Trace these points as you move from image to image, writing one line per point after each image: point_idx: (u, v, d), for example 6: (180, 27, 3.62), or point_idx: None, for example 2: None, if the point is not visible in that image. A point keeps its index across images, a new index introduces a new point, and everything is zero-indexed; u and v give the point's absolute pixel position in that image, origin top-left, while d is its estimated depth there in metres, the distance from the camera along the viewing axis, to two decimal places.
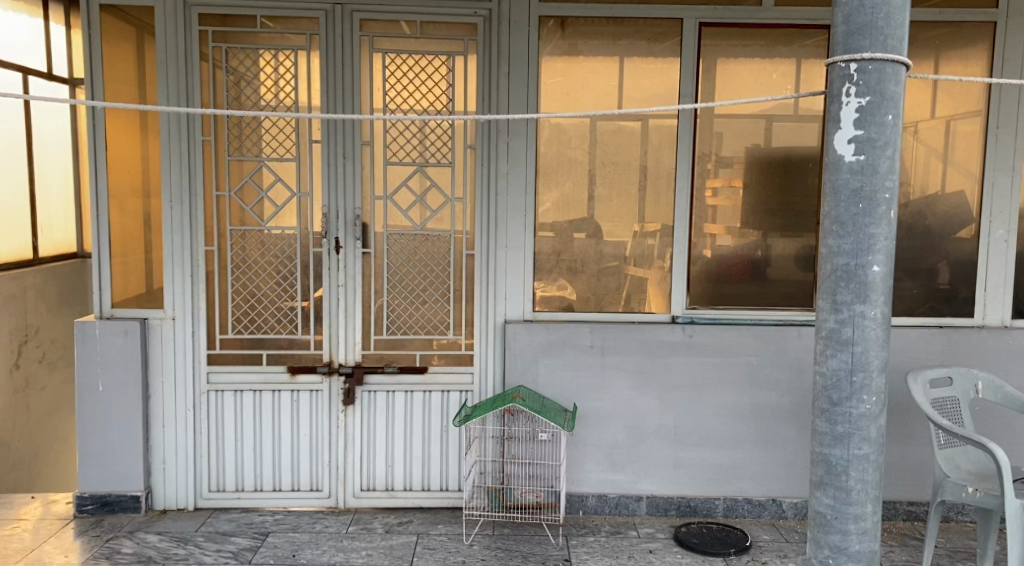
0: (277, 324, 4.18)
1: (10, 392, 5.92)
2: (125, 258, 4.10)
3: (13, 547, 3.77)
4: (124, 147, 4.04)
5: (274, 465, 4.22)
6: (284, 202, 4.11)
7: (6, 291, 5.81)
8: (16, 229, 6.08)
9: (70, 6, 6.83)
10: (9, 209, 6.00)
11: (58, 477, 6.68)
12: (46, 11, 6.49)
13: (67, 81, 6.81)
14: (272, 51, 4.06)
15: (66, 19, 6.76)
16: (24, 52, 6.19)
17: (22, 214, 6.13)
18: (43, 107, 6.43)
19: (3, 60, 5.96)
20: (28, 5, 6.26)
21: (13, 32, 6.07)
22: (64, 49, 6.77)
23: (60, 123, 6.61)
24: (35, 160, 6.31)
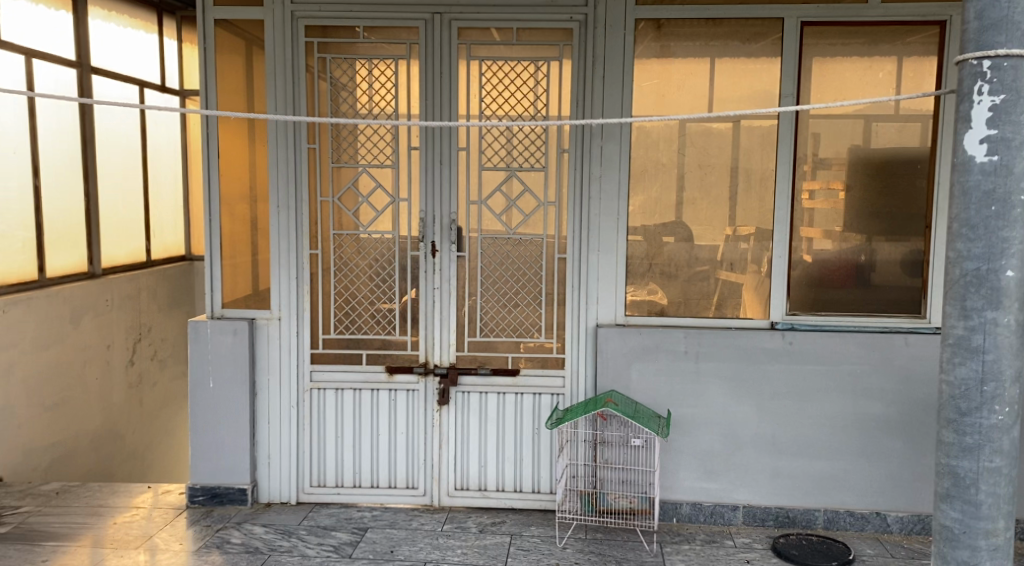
0: (375, 325, 4.28)
1: (125, 387, 6.20)
2: (235, 260, 4.26)
3: (131, 534, 3.96)
4: (233, 153, 4.21)
5: (373, 462, 4.32)
6: (383, 207, 4.21)
7: (122, 291, 6.11)
8: (130, 233, 6.39)
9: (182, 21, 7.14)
10: (124, 214, 6.31)
11: (167, 469, 6.96)
12: (160, 26, 6.81)
13: (178, 92, 7.13)
14: (373, 61, 4.17)
15: (179, 33, 7.07)
16: (139, 64, 6.51)
17: (136, 218, 6.45)
18: (155, 118, 6.75)
19: (123, 73, 6.29)
20: (144, 21, 6.59)
21: (130, 45, 6.39)
22: (177, 61, 7.09)
23: (170, 131, 6.92)
24: (148, 166, 6.63)
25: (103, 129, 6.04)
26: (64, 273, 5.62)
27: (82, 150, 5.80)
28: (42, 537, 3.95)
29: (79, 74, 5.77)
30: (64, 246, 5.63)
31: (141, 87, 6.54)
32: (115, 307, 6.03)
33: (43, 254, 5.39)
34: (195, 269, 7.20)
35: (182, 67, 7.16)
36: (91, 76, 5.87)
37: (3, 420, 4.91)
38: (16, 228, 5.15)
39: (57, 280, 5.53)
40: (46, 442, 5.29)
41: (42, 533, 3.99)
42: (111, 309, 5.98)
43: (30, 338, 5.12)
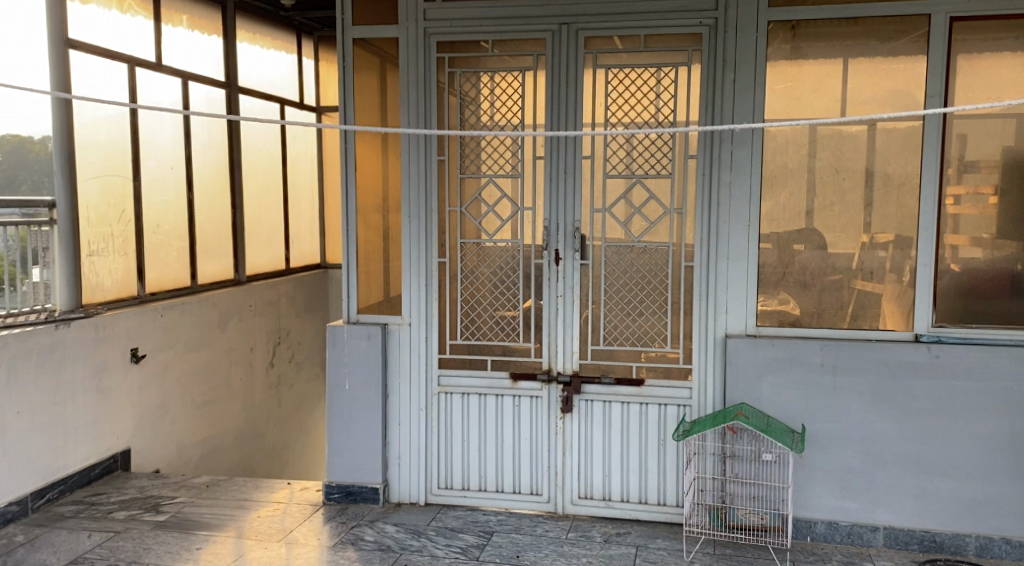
0: (499, 331, 4.35)
1: (266, 387, 6.57)
2: (368, 268, 4.44)
3: (273, 528, 4.19)
4: (367, 166, 4.39)
5: (498, 467, 4.38)
6: (508, 216, 4.28)
7: (264, 297, 6.48)
8: (272, 242, 6.77)
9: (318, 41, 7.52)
10: (267, 225, 6.69)
11: (302, 466, 7.31)
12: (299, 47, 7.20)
13: (316, 109, 7.51)
14: (500, 74, 4.25)
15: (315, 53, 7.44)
16: (280, 84, 6.91)
17: (277, 228, 6.83)
18: (296, 134, 7.13)
19: (267, 93, 6.69)
20: (286, 43, 6.98)
21: (273, 67, 6.78)
22: (314, 79, 7.47)
23: (308, 146, 7.29)
24: (288, 179, 7.02)
25: (250, 145, 6.43)
26: (213, 280, 6.01)
27: (231, 164, 6.21)
28: (196, 527, 4.24)
29: (229, 94, 6.16)
30: (215, 255, 6.03)
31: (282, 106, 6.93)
32: (258, 312, 6.40)
33: (196, 262, 5.80)
34: (331, 277, 7.55)
35: (319, 86, 7.54)
36: (239, 96, 6.26)
37: (160, 416, 5.31)
38: (172, 238, 5.57)
39: (208, 287, 5.93)
40: (196, 438, 5.68)
41: (195, 523, 4.28)
42: (254, 314, 6.35)
43: (183, 340, 5.52)
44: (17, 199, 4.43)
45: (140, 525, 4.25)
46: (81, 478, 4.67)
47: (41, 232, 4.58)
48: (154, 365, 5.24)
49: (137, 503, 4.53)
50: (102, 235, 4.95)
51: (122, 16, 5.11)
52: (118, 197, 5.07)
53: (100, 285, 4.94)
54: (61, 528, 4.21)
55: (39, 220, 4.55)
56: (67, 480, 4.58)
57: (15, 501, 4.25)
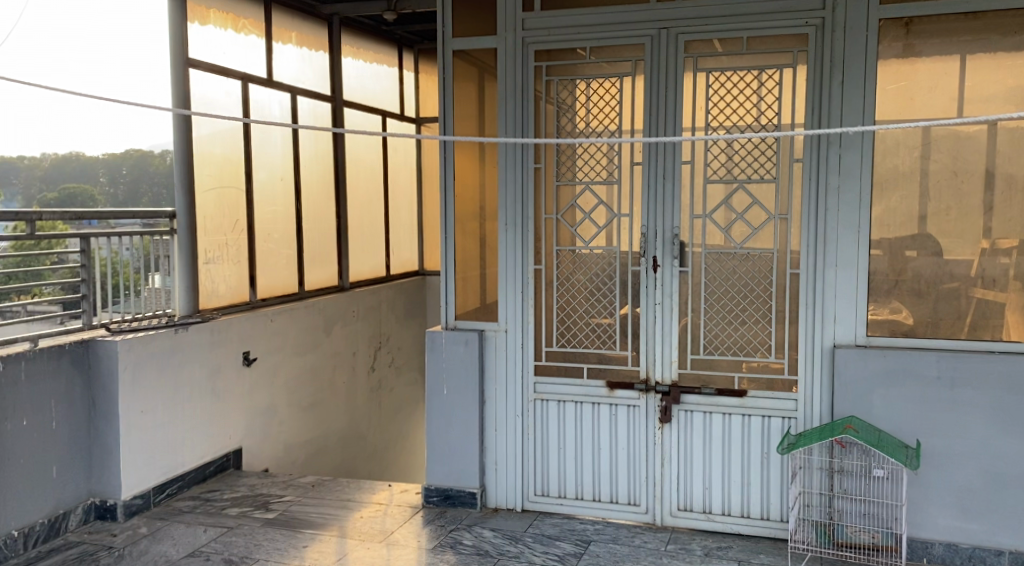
0: (596, 339, 4.32)
1: (367, 391, 6.74)
2: (466, 275, 4.50)
3: (374, 528, 4.30)
4: (466, 175, 4.46)
5: (594, 476, 4.35)
6: (605, 223, 4.26)
7: (367, 303, 6.67)
8: (374, 250, 6.97)
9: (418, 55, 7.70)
10: (370, 233, 6.89)
11: (401, 469, 7.47)
12: (400, 61, 7.39)
13: (414, 120, 7.69)
14: (597, 80, 4.24)
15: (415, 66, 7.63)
16: (383, 97, 7.11)
17: (378, 237, 7.02)
18: (397, 145, 7.31)
19: (370, 105, 6.90)
20: (388, 57, 7.19)
21: (376, 81, 6.99)
22: (413, 92, 7.65)
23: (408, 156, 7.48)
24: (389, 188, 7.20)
25: (353, 156, 6.64)
26: (319, 287, 6.24)
27: (336, 175, 6.42)
28: (303, 525, 4.38)
29: (334, 107, 6.38)
30: (321, 263, 6.26)
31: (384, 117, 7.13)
32: (360, 318, 6.58)
33: (303, 270, 6.03)
34: (430, 284, 7.70)
35: (420, 98, 7.72)
36: (344, 109, 6.47)
37: (269, 417, 5.53)
38: (281, 246, 5.81)
39: (314, 293, 6.14)
40: (302, 439, 5.89)
41: (302, 521, 4.43)
42: (357, 320, 6.53)
43: (291, 344, 5.73)
44: (140, 211, 4.73)
45: (251, 522, 4.43)
46: (196, 475, 4.91)
47: (161, 241, 4.85)
48: (264, 368, 5.47)
49: (248, 500, 4.72)
50: (217, 243, 5.21)
51: (237, 36, 5.36)
52: (232, 207, 5.32)
53: (215, 291, 5.21)
54: (180, 522, 4.43)
55: (158, 230, 4.83)
56: (184, 476, 4.81)
57: (138, 495, 4.50)
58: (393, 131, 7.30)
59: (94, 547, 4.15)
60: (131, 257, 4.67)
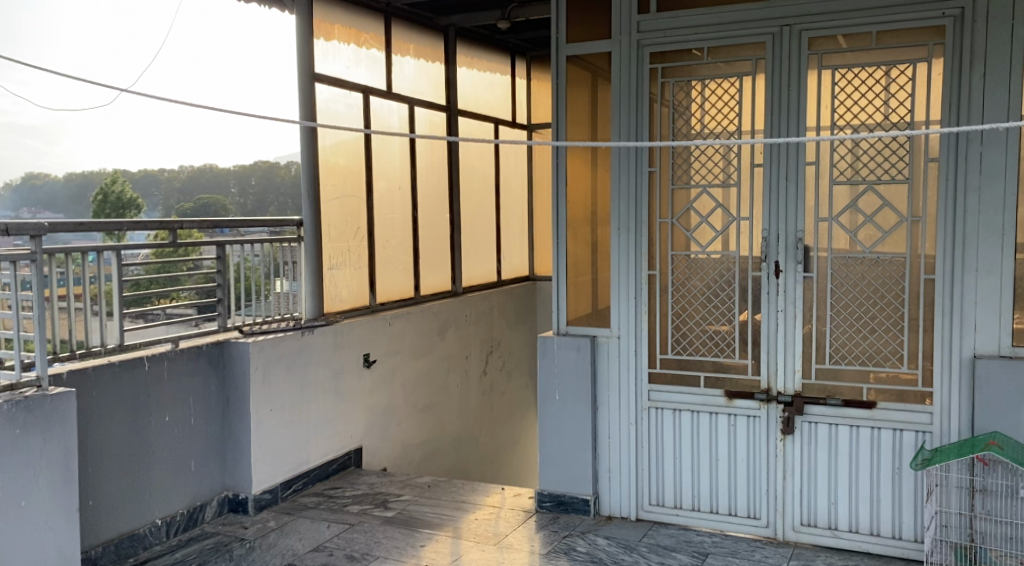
0: (713, 346, 4.21)
1: (480, 394, 6.82)
2: (578, 280, 4.48)
3: (488, 531, 4.34)
4: (579, 180, 4.44)
5: (711, 486, 4.24)
6: (724, 227, 4.15)
7: (480, 307, 6.77)
8: (485, 256, 7.08)
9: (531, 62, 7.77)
10: (482, 239, 7.02)
11: (514, 473, 7.53)
12: (514, 69, 7.48)
13: (526, 127, 7.76)
14: (715, 81, 4.14)
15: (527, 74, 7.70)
16: (497, 105, 7.21)
17: (488, 243, 7.13)
18: (510, 152, 7.41)
19: (484, 114, 7.01)
20: (502, 66, 7.28)
21: (491, 89, 7.10)
22: (525, 99, 7.72)
23: (518, 164, 7.57)
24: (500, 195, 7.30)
25: (468, 163, 6.78)
26: (434, 292, 6.39)
27: (451, 182, 6.56)
28: (421, 525, 4.48)
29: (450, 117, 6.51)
30: (436, 268, 6.41)
31: (498, 126, 7.23)
32: (472, 322, 6.66)
33: (418, 275, 6.21)
34: (541, 289, 7.74)
35: (534, 105, 7.80)
36: (459, 118, 6.59)
37: (387, 418, 5.68)
38: (398, 252, 5.98)
39: (427, 299, 6.30)
40: (418, 440, 6.02)
41: (420, 521, 4.53)
42: (470, 324, 6.62)
43: (407, 348, 5.86)
44: (268, 219, 4.94)
45: (372, 519, 4.56)
46: (320, 473, 5.09)
47: (288, 247, 5.06)
48: (384, 370, 5.63)
49: (369, 498, 4.87)
50: (340, 250, 5.42)
51: (359, 50, 5.56)
52: (352, 216, 5.53)
53: (338, 295, 5.42)
54: (305, 517, 4.61)
55: (287, 237, 5.04)
56: (309, 473, 5.00)
57: (266, 490, 4.71)
58: (508, 138, 7.39)
59: (228, 538, 4.36)
60: (263, 263, 4.88)
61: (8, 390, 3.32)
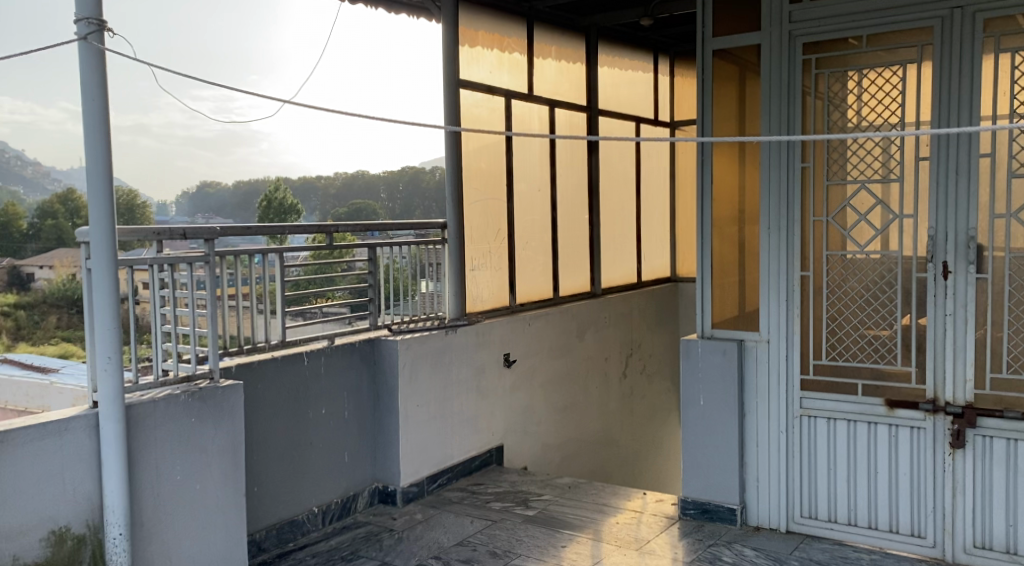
0: (872, 352, 3.96)
1: (621, 397, 6.74)
2: (724, 282, 4.33)
3: (630, 536, 4.27)
4: (727, 178, 4.30)
5: (870, 501, 4.00)
6: (885, 225, 3.90)
7: (621, 308, 6.70)
8: (625, 256, 7.00)
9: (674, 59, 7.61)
10: (622, 239, 6.95)
11: (655, 479, 7.39)
12: (656, 66, 7.35)
13: (669, 125, 7.61)
14: (875, 70, 3.90)
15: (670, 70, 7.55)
16: (639, 104, 7.11)
17: (629, 244, 7.04)
18: (652, 151, 7.30)
19: (626, 113, 6.93)
20: (644, 63, 7.17)
21: (633, 87, 7.01)
22: (668, 97, 7.58)
23: (661, 163, 7.45)
24: (642, 195, 7.20)
25: (609, 163, 6.73)
26: (573, 293, 6.40)
27: (590, 183, 6.55)
28: (562, 525, 4.47)
29: (591, 117, 6.47)
30: (574, 268, 6.41)
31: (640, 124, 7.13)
32: (613, 324, 6.59)
33: (558, 276, 6.23)
34: (683, 291, 7.58)
35: (677, 102, 7.65)
36: (600, 118, 6.54)
37: (527, 417, 5.70)
38: (537, 253, 6.03)
39: (568, 300, 6.30)
40: (558, 441, 6.01)
41: (561, 522, 4.51)
42: (610, 326, 6.55)
43: (547, 348, 5.87)
44: (414, 222, 5.07)
45: (513, 518, 4.58)
46: (464, 468, 5.18)
47: (433, 249, 5.18)
48: (525, 369, 5.66)
49: (511, 496, 4.90)
50: (481, 251, 5.52)
51: (502, 54, 5.62)
52: (493, 218, 5.63)
53: (479, 296, 5.51)
54: (449, 511, 4.69)
55: (431, 240, 5.16)
56: (452, 469, 5.09)
57: (413, 483, 4.83)
58: (650, 137, 7.29)
59: (378, 529, 4.50)
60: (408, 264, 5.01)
61: (184, 381, 3.55)
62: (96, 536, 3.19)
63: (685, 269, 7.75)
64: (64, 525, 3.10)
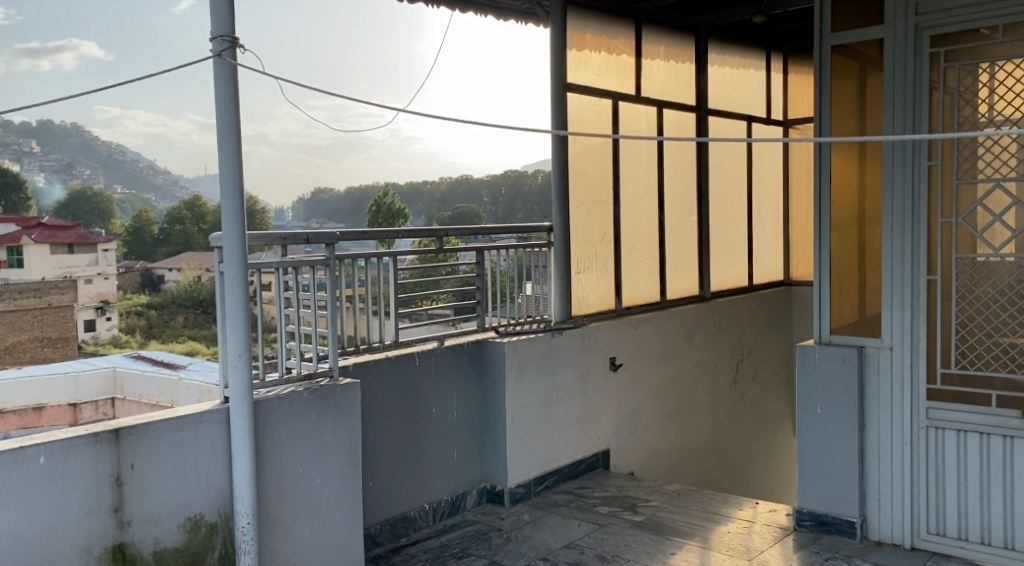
0: (1007, 361, 3.74)
1: (730, 403, 6.59)
2: (842, 286, 4.18)
3: (741, 545, 4.18)
4: (846, 178, 4.15)
5: (1005, 518, 3.78)
6: (1021, 226, 3.69)
7: (733, 313, 6.56)
8: (736, 259, 6.85)
9: (788, 56, 7.40)
10: (733, 242, 6.81)
11: (768, 489, 7.18)
12: (769, 64, 7.17)
13: (783, 123, 7.40)
14: (1010, 62, 3.70)
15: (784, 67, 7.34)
16: (751, 103, 6.95)
17: (740, 247, 6.89)
18: (764, 151, 7.12)
19: (737, 113, 6.78)
20: (756, 61, 7.00)
21: (744, 86, 6.86)
22: (782, 94, 7.37)
23: (773, 163, 7.25)
24: (753, 196, 7.02)
25: (719, 164, 6.60)
26: (681, 296, 6.31)
27: (699, 185, 6.44)
28: (671, 532, 4.40)
29: (701, 118, 6.36)
30: (682, 272, 6.32)
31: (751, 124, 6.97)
32: (722, 329, 6.45)
33: (666, 280, 6.16)
34: (797, 294, 7.35)
35: (791, 100, 7.44)
36: (710, 117, 6.42)
37: (634, 421, 5.65)
38: (644, 256, 5.98)
39: (676, 304, 6.21)
40: (666, 446, 5.93)
41: (670, 529, 4.45)
42: (720, 330, 6.42)
43: (654, 352, 5.80)
44: (515, 226, 5.11)
45: (621, 522, 4.55)
46: (570, 471, 5.19)
47: (535, 253, 5.20)
48: (632, 374, 5.61)
49: (618, 501, 4.87)
50: (587, 254, 5.51)
51: (610, 57, 5.59)
52: (599, 221, 5.61)
53: (585, 299, 5.51)
54: (557, 514, 4.69)
55: (533, 242, 5.17)
56: (559, 471, 5.10)
57: (521, 484, 4.86)
58: (762, 136, 7.11)
59: (487, 528, 4.54)
60: (512, 267, 5.04)
61: (306, 378, 3.68)
62: (227, 524, 3.34)
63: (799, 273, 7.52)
64: (199, 513, 3.26)
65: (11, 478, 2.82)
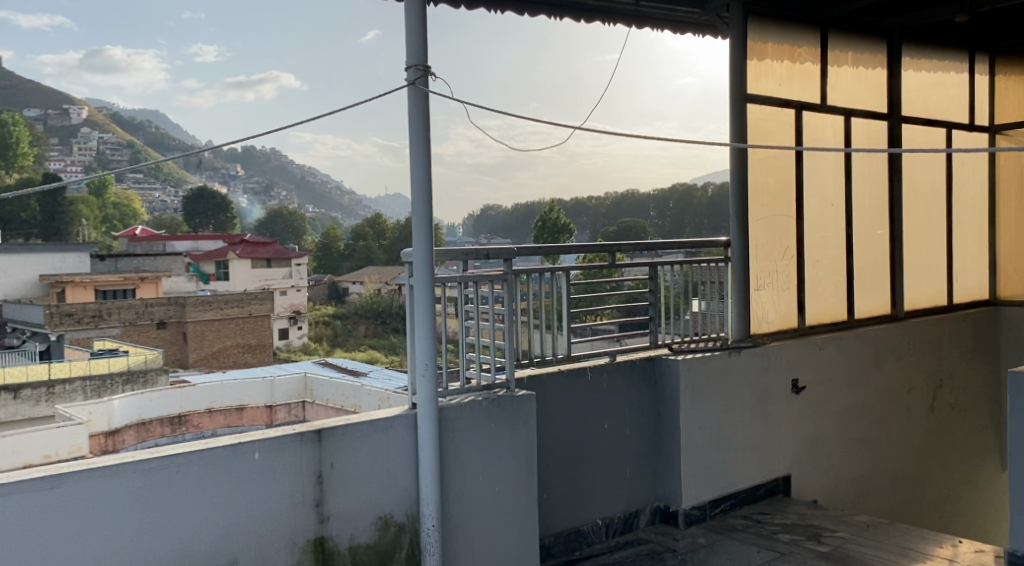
0: None
1: (926, 432, 6.12)
2: None
3: None
4: None
5: None
6: None
7: (930, 334, 6.10)
8: (932, 277, 6.38)
9: (995, 57, 6.84)
10: (929, 259, 6.35)
11: (971, 527, 6.59)
12: (972, 68, 6.66)
13: (988, 130, 6.84)
14: None
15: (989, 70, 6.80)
16: (950, 109, 6.47)
17: (938, 264, 6.42)
18: (965, 160, 6.60)
19: (934, 120, 6.33)
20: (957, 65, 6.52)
21: (943, 92, 6.40)
22: (987, 99, 6.81)
23: (975, 174, 6.71)
24: (953, 209, 6.53)
25: (913, 175, 6.19)
26: (870, 316, 5.95)
27: (892, 198, 6.06)
28: None
29: (893, 126, 5.99)
30: (872, 290, 5.96)
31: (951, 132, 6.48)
32: (916, 351, 6.01)
33: (854, 298, 5.83)
34: (1004, 315, 6.73)
35: (997, 105, 6.86)
36: (903, 125, 6.03)
37: (817, 447, 5.37)
38: (830, 272, 5.70)
39: (865, 323, 5.85)
40: (852, 474, 5.59)
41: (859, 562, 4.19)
42: (914, 353, 5.99)
43: (840, 374, 5.49)
44: (683, 242, 4.96)
45: (805, 552, 4.33)
46: (749, 495, 5.00)
47: (706, 267, 5.05)
48: (817, 397, 5.34)
49: (801, 529, 4.63)
50: (767, 270, 5.31)
51: (794, 65, 5.38)
52: (780, 236, 5.39)
53: (765, 317, 5.31)
54: (734, 538, 4.52)
55: (703, 258, 5.03)
56: (736, 495, 4.92)
57: (696, 506, 4.73)
58: (962, 145, 6.61)
59: (661, 547, 4.45)
60: (680, 283, 4.90)
61: (485, 389, 3.75)
62: (413, 526, 3.46)
63: (1006, 291, 6.91)
64: (388, 513, 3.40)
65: (229, 471, 3.05)
